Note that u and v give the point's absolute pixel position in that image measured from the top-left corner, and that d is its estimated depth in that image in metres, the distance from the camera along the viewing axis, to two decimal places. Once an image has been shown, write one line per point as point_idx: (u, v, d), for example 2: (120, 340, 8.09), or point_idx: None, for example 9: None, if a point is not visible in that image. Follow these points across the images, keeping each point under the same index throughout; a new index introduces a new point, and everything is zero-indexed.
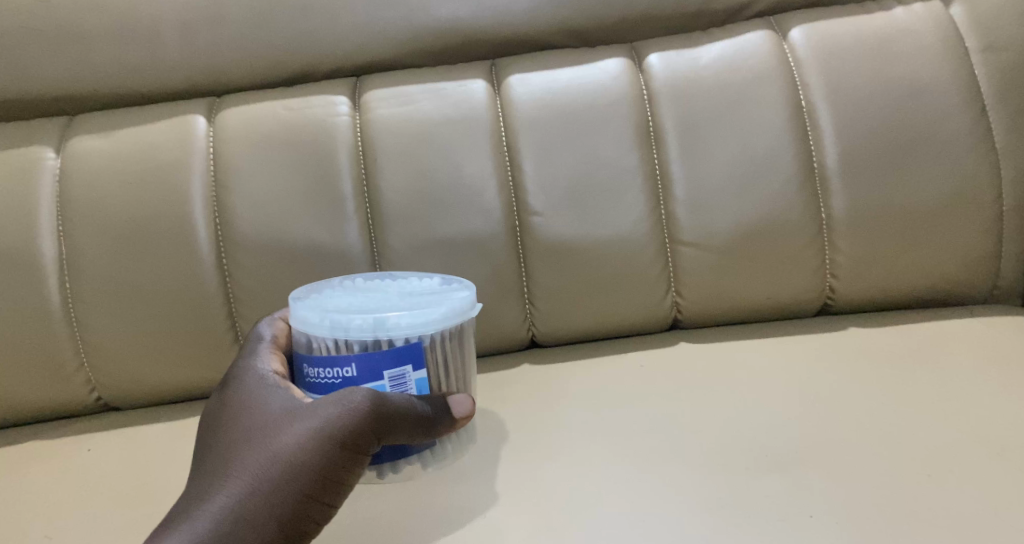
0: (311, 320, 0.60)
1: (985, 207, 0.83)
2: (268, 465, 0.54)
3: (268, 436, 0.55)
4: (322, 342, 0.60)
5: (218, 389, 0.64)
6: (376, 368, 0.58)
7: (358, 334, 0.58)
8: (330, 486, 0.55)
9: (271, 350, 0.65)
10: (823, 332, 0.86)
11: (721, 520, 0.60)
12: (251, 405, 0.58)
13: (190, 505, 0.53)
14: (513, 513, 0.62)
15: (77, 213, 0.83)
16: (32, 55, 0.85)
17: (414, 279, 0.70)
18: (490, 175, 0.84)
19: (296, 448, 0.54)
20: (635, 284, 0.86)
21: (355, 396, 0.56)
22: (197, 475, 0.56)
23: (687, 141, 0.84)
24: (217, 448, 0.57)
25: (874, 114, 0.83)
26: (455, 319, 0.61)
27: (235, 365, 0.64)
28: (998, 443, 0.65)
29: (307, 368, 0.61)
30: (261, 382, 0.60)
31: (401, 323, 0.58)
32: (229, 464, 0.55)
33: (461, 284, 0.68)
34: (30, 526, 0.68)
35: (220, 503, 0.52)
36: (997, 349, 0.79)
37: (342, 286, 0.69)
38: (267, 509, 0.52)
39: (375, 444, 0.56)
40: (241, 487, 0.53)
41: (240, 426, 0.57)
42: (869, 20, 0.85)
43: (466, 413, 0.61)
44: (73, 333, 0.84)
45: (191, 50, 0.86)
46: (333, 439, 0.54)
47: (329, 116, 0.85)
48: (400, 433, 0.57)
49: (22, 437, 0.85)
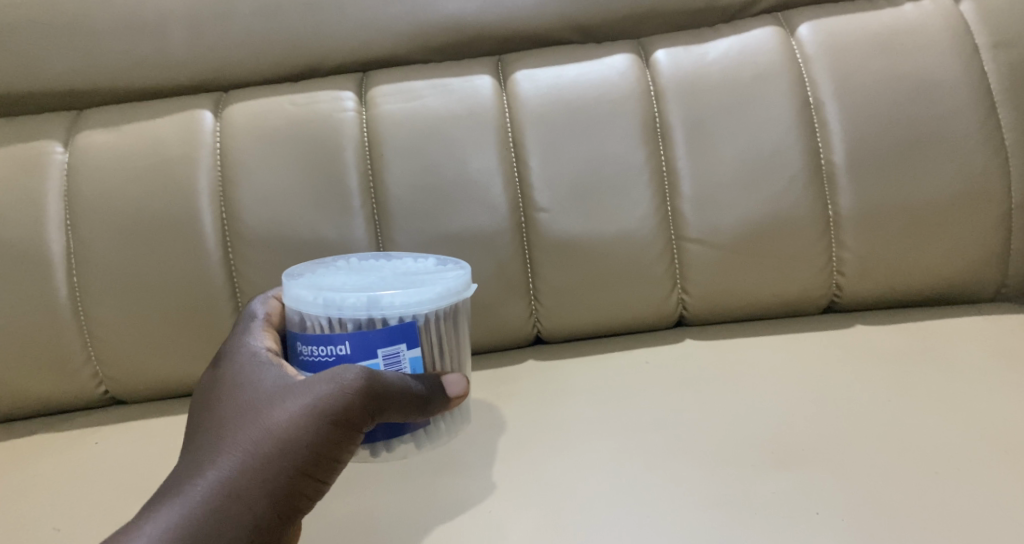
0: (304, 298, 0.60)
1: (993, 204, 0.83)
2: (260, 441, 0.54)
3: (259, 412, 0.55)
4: (316, 320, 0.60)
5: (211, 365, 0.64)
6: (369, 345, 0.58)
7: (352, 311, 0.58)
8: (324, 463, 0.55)
9: (264, 327, 0.65)
10: (829, 330, 0.86)
11: (727, 516, 0.59)
12: (243, 382, 0.58)
13: (182, 479, 0.53)
14: (519, 508, 0.62)
15: (85, 207, 0.83)
16: (40, 49, 0.85)
17: (408, 259, 0.70)
18: (495, 170, 0.84)
19: (287, 424, 0.54)
20: (640, 280, 0.86)
21: (348, 374, 0.55)
22: (190, 450, 0.56)
23: (694, 137, 0.83)
24: (209, 422, 0.57)
25: (881, 111, 0.82)
26: (449, 298, 0.61)
27: (227, 342, 0.64)
28: (1006, 441, 0.65)
29: (300, 345, 0.60)
30: (253, 359, 0.60)
31: (395, 302, 0.58)
32: (221, 439, 0.55)
33: (457, 265, 0.68)
34: (38, 517, 0.68)
35: (211, 479, 0.53)
36: (1004, 346, 0.78)
37: (336, 266, 0.69)
38: (259, 485, 0.53)
39: (368, 422, 0.56)
40: (232, 463, 0.53)
41: (232, 401, 0.57)
42: (877, 16, 0.85)
43: (461, 393, 0.62)
44: (78, 324, 0.84)
45: (199, 45, 0.86)
46: (325, 416, 0.54)
47: (336, 111, 0.85)
48: (394, 410, 0.57)
49: (28, 429, 0.85)
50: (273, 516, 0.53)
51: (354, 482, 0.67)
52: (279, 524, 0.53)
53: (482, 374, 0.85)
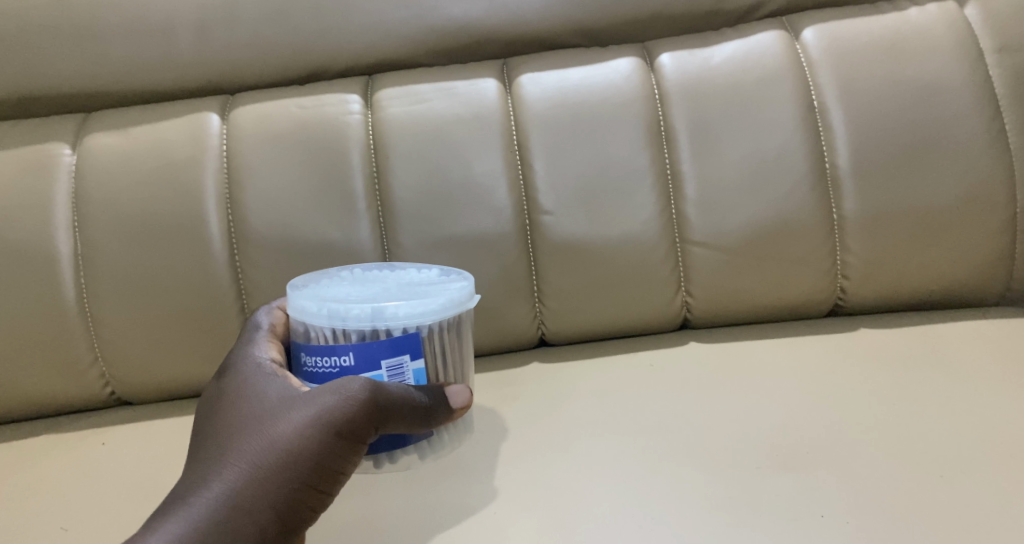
0: (308, 309, 0.60)
1: (998, 208, 0.83)
2: (265, 452, 0.54)
3: (264, 423, 0.56)
4: (320, 331, 0.60)
5: (216, 375, 0.64)
6: (374, 357, 0.58)
7: (356, 323, 0.59)
8: (328, 475, 0.56)
9: (268, 338, 0.66)
10: (833, 333, 0.86)
11: (731, 519, 0.60)
12: (248, 392, 0.59)
13: (187, 490, 0.54)
14: (524, 511, 0.63)
15: (93, 209, 0.84)
16: (48, 51, 0.86)
17: (412, 269, 0.70)
18: (501, 173, 0.84)
19: (292, 436, 0.55)
20: (644, 284, 0.86)
21: (353, 385, 0.56)
22: (195, 461, 0.57)
23: (698, 141, 0.84)
24: (214, 433, 0.58)
25: (886, 115, 0.82)
26: (452, 309, 0.61)
27: (233, 352, 0.65)
28: (1010, 445, 0.65)
29: (304, 356, 0.61)
30: (258, 370, 0.61)
31: (399, 313, 0.59)
32: (226, 450, 0.55)
33: (461, 275, 0.69)
34: (45, 518, 0.69)
35: (216, 490, 0.53)
36: (1008, 350, 0.78)
37: (340, 277, 0.69)
38: (264, 497, 0.53)
39: (372, 434, 0.57)
40: (238, 474, 0.53)
41: (237, 412, 0.58)
42: (881, 20, 0.85)
43: (464, 404, 0.62)
44: (85, 324, 0.85)
45: (206, 48, 0.87)
46: (329, 427, 0.55)
47: (341, 115, 0.85)
48: (397, 422, 0.57)
49: (36, 429, 0.86)
50: (276, 528, 0.53)
51: (360, 487, 0.68)
52: (282, 536, 0.53)
53: (486, 376, 0.86)
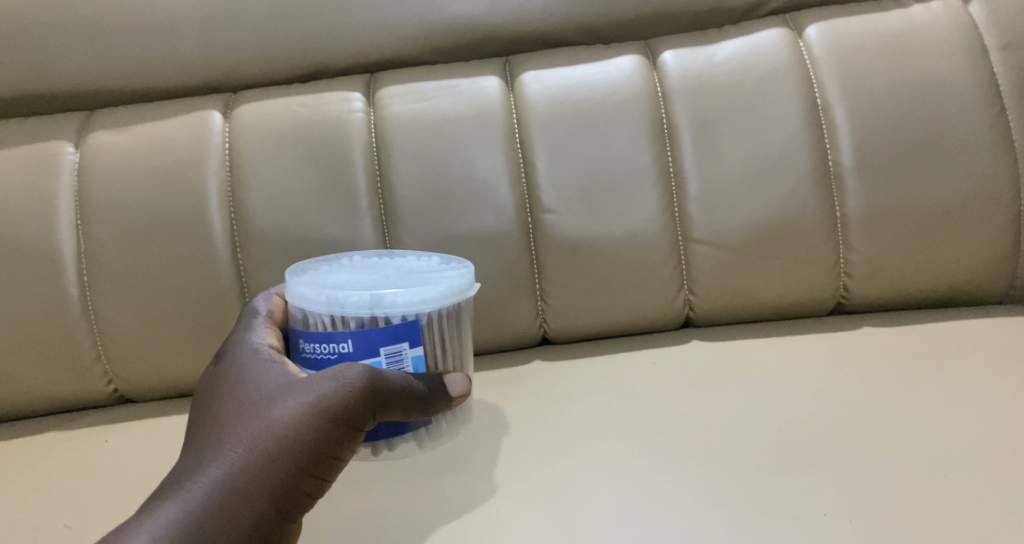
0: (308, 295, 0.60)
1: (1002, 205, 0.82)
2: (262, 438, 0.54)
3: (261, 410, 0.56)
4: (319, 318, 0.60)
5: (213, 361, 0.64)
6: (372, 343, 0.58)
7: (354, 310, 0.58)
8: (324, 461, 0.56)
9: (267, 324, 0.66)
10: (835, 331, 0.86)
11: (734, 518, 0.59)
12: (245, 379, 0.59)
13: (183, 476, 0.54)
14: (526, 509, 0.62)
15: (96, 207, 0.84)
16: (52, 49, 0.86)
17: (411, 258, 0.70)
18: (502, 171, 0.84)
19: (289, 422, 0.55)
20: (646, 281, 0.86)
21: (350, 372, 0.56)
22: (190, 447, 0.57)
23: (701, 138, 0.83)
24: (210, 419, 0.58)
25: (889, 113, 0.82)
26: (452, 298, 0.61)
27: (230, 338, 0.65)
28: (1014, 443, 0.65)
29: (302, 343, 0.61)
30: (256, 357, 0.61)
31: (397, 300, 0.59)
32: (222, 437, 0.55)
33: (460, 264, 0.68)
34: (46, 515, 0.69)
35: (212, 476, 0.53)
36: (1012, 347, 0.78)
37: (339, 264, 0.69)
38: (261, 482, 0.53)
39: (369, 421, 0.57)
40: (234, 460, 0.53)
41: (234, 398, 0.58)
42: (884, 18, 0.85)
43: (463, 392, 0.62)
44: (88, 322, 0.85)
45: (208, 47, 0.87)
46: (326, 414, 0.55)
47: (344, 112, 0.85)
48: (395, 409, 0.57)
49: (38, 428, 0.86)
50: (272, 514, 0.53)
51: (360, 483, 0.68)
52: (279, 522, 0.54)
53: (488, 374, 0.86)
